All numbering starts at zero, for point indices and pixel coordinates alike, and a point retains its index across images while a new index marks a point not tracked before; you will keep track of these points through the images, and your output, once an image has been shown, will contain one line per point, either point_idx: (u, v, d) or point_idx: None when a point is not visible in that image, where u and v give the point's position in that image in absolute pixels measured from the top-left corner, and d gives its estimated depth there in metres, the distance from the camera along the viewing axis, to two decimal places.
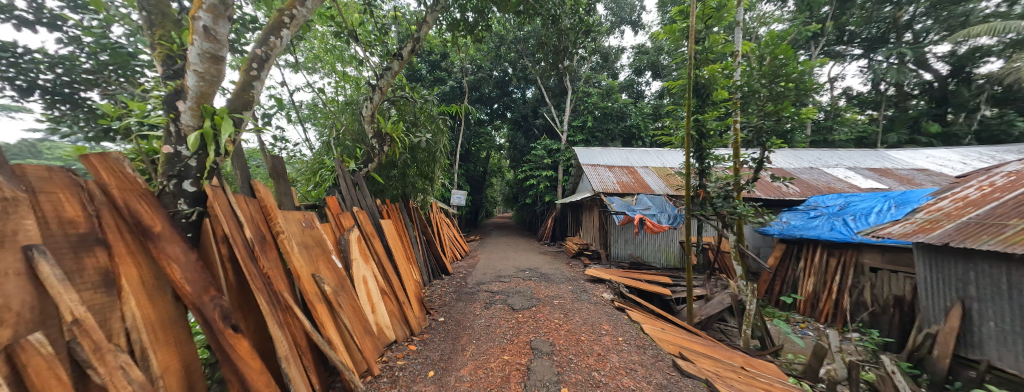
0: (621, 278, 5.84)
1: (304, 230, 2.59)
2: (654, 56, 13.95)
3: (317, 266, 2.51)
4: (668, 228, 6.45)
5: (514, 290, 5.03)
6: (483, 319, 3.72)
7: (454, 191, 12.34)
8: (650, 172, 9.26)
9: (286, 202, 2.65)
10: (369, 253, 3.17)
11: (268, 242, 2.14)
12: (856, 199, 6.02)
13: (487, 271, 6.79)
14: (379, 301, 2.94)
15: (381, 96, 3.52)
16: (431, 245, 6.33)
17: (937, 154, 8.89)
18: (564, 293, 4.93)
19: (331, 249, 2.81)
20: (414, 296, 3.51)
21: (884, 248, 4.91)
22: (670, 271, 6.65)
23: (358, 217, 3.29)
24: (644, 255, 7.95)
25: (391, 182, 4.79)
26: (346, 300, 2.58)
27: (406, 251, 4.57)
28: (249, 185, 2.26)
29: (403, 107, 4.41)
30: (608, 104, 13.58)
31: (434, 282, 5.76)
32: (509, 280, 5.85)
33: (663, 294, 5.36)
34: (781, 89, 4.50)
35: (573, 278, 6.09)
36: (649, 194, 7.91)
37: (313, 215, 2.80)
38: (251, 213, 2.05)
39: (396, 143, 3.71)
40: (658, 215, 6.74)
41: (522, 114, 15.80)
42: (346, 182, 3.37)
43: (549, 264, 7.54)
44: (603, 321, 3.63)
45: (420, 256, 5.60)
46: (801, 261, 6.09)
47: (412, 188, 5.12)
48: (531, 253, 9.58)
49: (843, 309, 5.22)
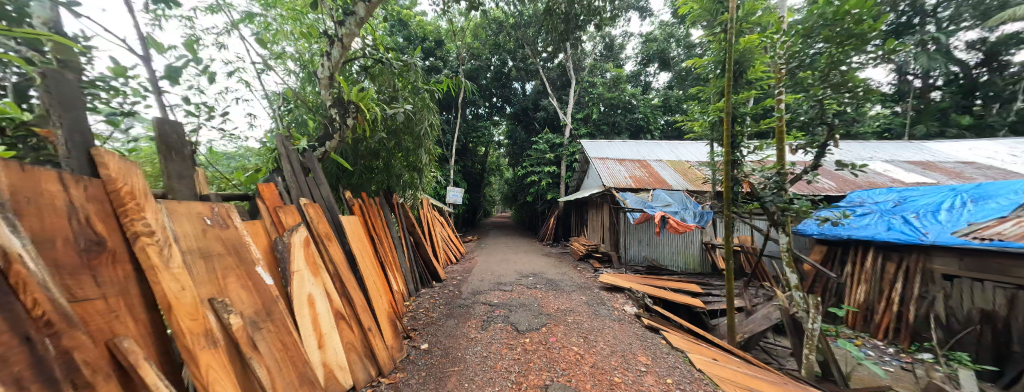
0: (641, 286, 5.00)
1: (206, 231, 1.71)
2: (663, 44, 13.07)
3: (223, 287, 1.63)
4: (694, 228, 5.60)
5: (516, 303, 4.19)
6: (478, 346, 2.87)
7: (450, 188, 11.42)
8: (665, 165, 8.42)
9: (182, 191, 1.75)
10: (321, 262, 2.29)
11: (112, 251, 1.26)
12: (914, 194, 5.21)
13: (485, 277, 5.94)
14: (329, 331, 2.06)
15: (343, 52, 2.65)
16: (419, 247, 5.49)
17: (979, 146, 8.10)
18: (577, 307, 4.08)
19: (258, 258, 1.93)
20: (386, 318, 2.63)
21: (964, 252, 4.08)
22: (695, 276, 5.82)
23: (309, 212, 2.41)
24: (660, 257, 7.14)
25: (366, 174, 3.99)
26: (270, 338, 1.70)
27: (383, 256, 3.69)
28: (88, 157, 1.36)
29: (380, 76, 3.55)
30: (615, 95, 12.71)
31: (422, 291, 4.90)
32: (510, 289, 5.00)
33: (694, 306, 4.53)
34: (848, 54, 3.63)
35: (584, 285, 5.25)
36: (667, 189, 7.07)
37: (231, 208, 1.92)
38: (68, 202, 1.17)
39: (365, 114, 2.79)
40: (682, 212, 5.85)
41: (522, 107, 14.93)
42: (295, 165, 2.47)
43: (555, 269, 6.68)
44: (637, 350, 2.81)
45: (405, 260, 4.75)
46: (848, 266, 5.30)
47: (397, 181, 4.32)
48: (533, 256, 8.75)
49: (908, 324, 4.43)
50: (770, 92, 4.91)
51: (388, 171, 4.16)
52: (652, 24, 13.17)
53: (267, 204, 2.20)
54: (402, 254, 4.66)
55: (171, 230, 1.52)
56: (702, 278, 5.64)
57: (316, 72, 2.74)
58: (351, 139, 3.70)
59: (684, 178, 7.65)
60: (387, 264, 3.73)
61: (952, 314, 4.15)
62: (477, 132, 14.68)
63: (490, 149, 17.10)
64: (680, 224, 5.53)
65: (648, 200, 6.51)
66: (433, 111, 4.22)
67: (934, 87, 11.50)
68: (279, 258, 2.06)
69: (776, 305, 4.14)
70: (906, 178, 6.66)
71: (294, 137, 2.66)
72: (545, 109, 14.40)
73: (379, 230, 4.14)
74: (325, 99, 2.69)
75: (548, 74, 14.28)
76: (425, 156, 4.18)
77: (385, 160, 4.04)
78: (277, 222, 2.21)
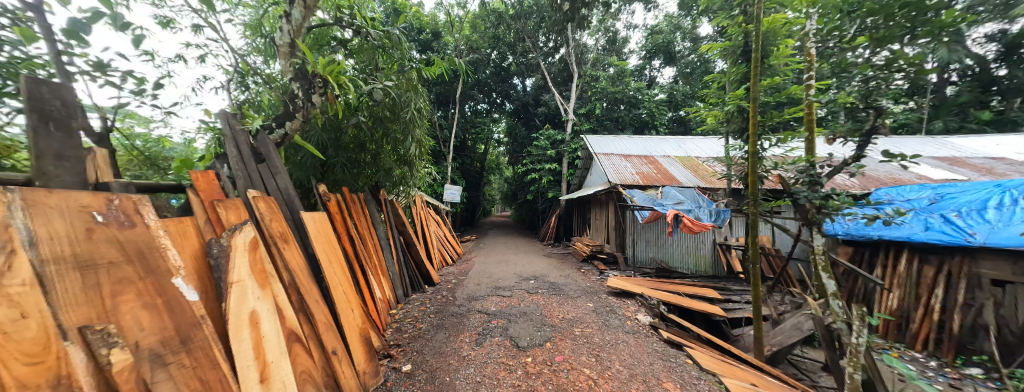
0: (653, 291, 4.56)
1: (90, 232, 1.23)
2: (668, 36, 12.63)
3: (106, 308, 1.16)
4: (710, 228, 5.14)
5: (516, 311, 3.74)
6: (471, 368, 2.42)
7: (447, 186, 11.00)
8: (674, 161, 7.97)
9: (64, 178, 1.29)
10: (273, 271, 1.82)
11: None
12: (953, 190, 4.74)
13: (482, 280, 5.50)
14: (277, 360, 1.59)
15: (306, 13, 2.20)
16: (410, 247, 5.03)
17: (1007, 140, 7.64)
18: (585, 316, 3.63)
19: (177, 267, 1.46)
20: (359, 337, 2.16)
21: (1019, 255, 3.64)
22: (709, 280, 5.39)
23: (260, 207, 1.92)
24: (668, 259, 6.71)
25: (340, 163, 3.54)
26: (183, 378, 1.24)
27: (364, 259, 3.24)
28: None
29: (361, 53, 3.10)
30: (620, 89, 12.24)
31: (412, 297, 4.46)
32: (509, 295, 4.55)
33: (713, 314, 4.09)
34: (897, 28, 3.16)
35: (590, 290, 4.81)
36: (677, 186, 6.62)
37: (142, 200, 1.47)
38: None
39: (338, 90, 2.34)
40: (696, 210, 5.37)
41: (523, 103, 14.50)
42: (248, 149, 2.01)
43: (557, 271, 6.25)
44: (661, 375, 2.36)
45: (392, 262, 4.29)
46: (880, 269, 4.85)
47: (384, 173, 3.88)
48: (533, 257, 8.32)
49: (952, 335, 4.00)
50: (795, 78, 4.44)
51: (373, 159, 3.81)
52: (657, 15, 12.72)
53: (202, 197, 1.74)
54: (389, 257, 4.21)
55: (25, 229, 1.06)
56: (717, 282, 5.20)
57: (274, 39, 2.27)
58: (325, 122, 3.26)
59: (694, 174, 7.20)
60: (369, 267, 3.29)
61: (1003, 324, 3.72)
62: (475, 128, 14.19)
63: (490, 147, 16.64)
64: (695, 223, 5.07)
65: (658, 197, 6.06)
66: (422, 96, 3.79)
67: (949, 82, 11.07)
68: (213, 265, 1.60)
69: (807, 313, 3.69)
70: (934, 175, 6.21)
71: (248, 117, 2.19)
72: (546, 104, 13.95)
73: (359, 230, 3.68)
74: (283, 71, 2.22)
75: (549, 68, 13.81)
76: (414, 147, 3.76)
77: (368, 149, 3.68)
78: (215, 220, 1.75)
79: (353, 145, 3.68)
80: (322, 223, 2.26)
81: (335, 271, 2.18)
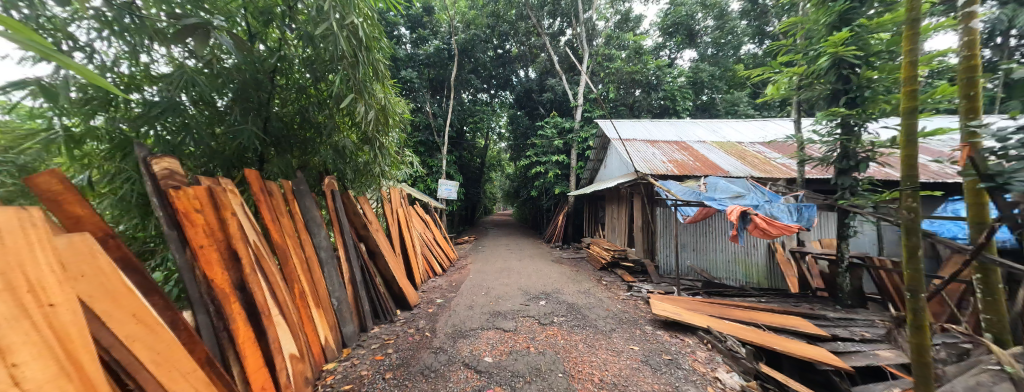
0: (721, 323, 3.15)
1: None
2: (691, 9, 11.25)
3: None
4: (792, 229, 3.69)
5: (523, 367, 2.39)
6: None
7: (441, 180, 9.63)
8: (712, 147, 6.56)
9: None
10: None
11: None
12: None
13: (477, 300, 4.15)
14: None
15: None
16: (375, 258, 3.68)
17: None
18: (634, 377, 2.29)
19: None
20: None
21: None
22: (782, 301, 3.97)
23: None
24: (711, 267, 5.34)
25: (249, 119, 2.56)
26: None
27: (258, 294, 1.85)
28: None
29: None
30: (637, 69, 10.73)
31: (373, 332, 3.10)
32: (512, 328, 3.19)
33: (828, 364, 2.64)
34: None
35: (627, 320, 3.44)
36: (724, 175, 5.21)
37: None
38: None
39: None
40: (771, 206, 3.90)
41: (525, 89, 13.12)
42: None
43: (573, 286, 4.88)
44: None
45: (342, 284, 2.93)
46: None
47: (326, 134, 3.03)
48: (540, 263, 6.95)
49: None
50: (858, 20, 3.46)
51: (321, 130, 3.02)
52: None
53: None
54: (336, 278, 2.84)
55: None
56: (798, 306, 3.80)
57: None
58: (237, 62, 2.45)
59: (741, 161, 5.79)
60: (270, 307, 1.91)
61: None
62: (473, 117, 12.74)
63: (489, 139, 15.21)
64: (773, 224, 3.65)
65: (701, 190, 4.66)
66: (360, 4, 2.65)
67: None
68: None
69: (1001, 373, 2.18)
70: None
71: None
72: (550, 89, 12.48)
73: (273, 241, 2.30)
74: None
75: (555, 49, 12.37)
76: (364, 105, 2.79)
77: (301, 107, 2.92)
78: None
79: (289, 116, 2.92)
80: (13, 236, 0.82)
81: (28, 371, 0.76)
